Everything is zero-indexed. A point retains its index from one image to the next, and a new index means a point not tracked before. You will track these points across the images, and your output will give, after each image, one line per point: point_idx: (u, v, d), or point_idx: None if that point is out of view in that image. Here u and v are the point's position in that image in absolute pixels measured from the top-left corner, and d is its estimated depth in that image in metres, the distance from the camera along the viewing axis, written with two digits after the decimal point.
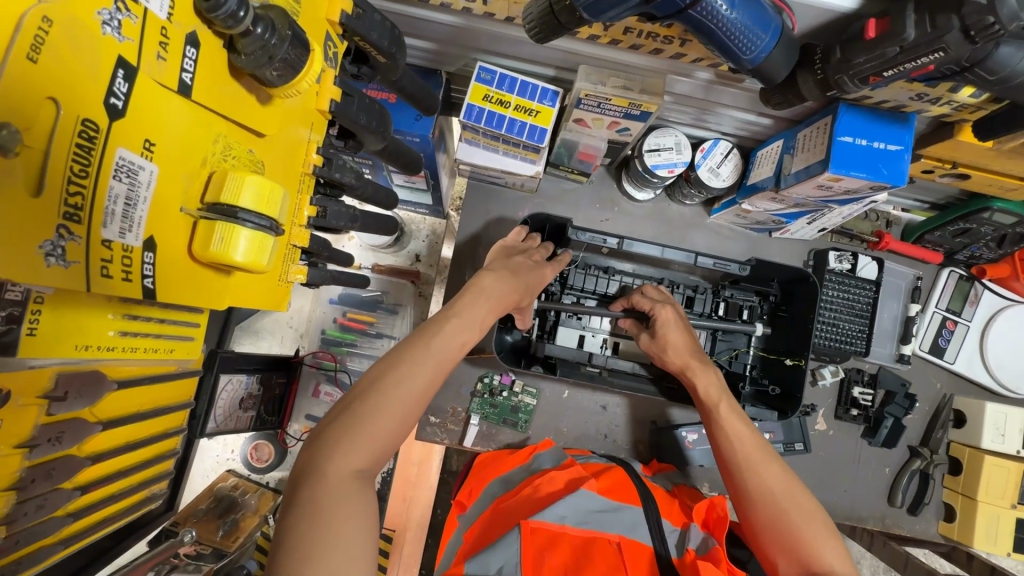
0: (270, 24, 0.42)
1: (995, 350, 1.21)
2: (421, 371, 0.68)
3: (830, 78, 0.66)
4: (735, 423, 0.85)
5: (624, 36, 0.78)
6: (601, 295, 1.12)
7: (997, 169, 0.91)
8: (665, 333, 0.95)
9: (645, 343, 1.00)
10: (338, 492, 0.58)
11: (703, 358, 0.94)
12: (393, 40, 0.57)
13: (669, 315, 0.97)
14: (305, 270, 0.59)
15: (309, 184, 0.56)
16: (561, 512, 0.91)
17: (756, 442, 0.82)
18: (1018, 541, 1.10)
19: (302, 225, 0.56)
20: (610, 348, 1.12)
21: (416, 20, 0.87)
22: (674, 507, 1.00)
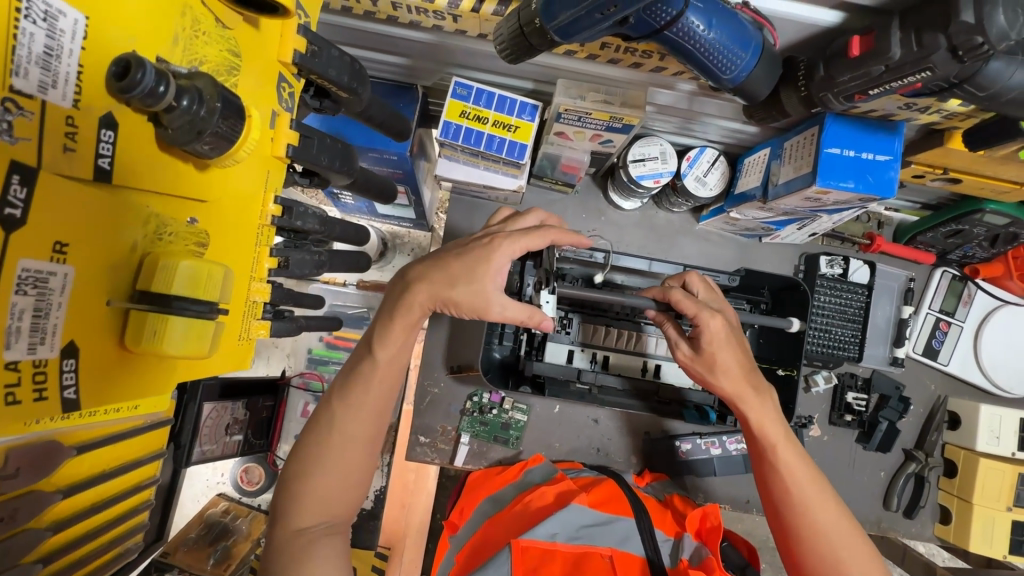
0: (197, 95, 0.39)
1: (990, 351, 1.19)
2: (341, 419, 0.67)
3: (814, 96, 0.63)
4: (798, 467, 0.75)
5: (601, 52, 0.75)
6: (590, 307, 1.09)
7: (988, 174, 0.89)
8: (715, 354, 0.78)
9: (687, 357, 0.82)
10: (287, 559, 0.62)
11: (757, 380, 0.79)
12: (355, 76, 0.55)
13: (720, 328, 0.78)
14: (267, 326, 0.56)
15: (268, 237, 0.54)
16: (552, 530, 0.90)
17: (812, 480, 0.75)
18: (1015, 543, 1.09)
19: (261, 279, 0.54)
20: (600, 363, 1.10)
21: (387, 38, 0.84)
22: (667, 518, 0.98)
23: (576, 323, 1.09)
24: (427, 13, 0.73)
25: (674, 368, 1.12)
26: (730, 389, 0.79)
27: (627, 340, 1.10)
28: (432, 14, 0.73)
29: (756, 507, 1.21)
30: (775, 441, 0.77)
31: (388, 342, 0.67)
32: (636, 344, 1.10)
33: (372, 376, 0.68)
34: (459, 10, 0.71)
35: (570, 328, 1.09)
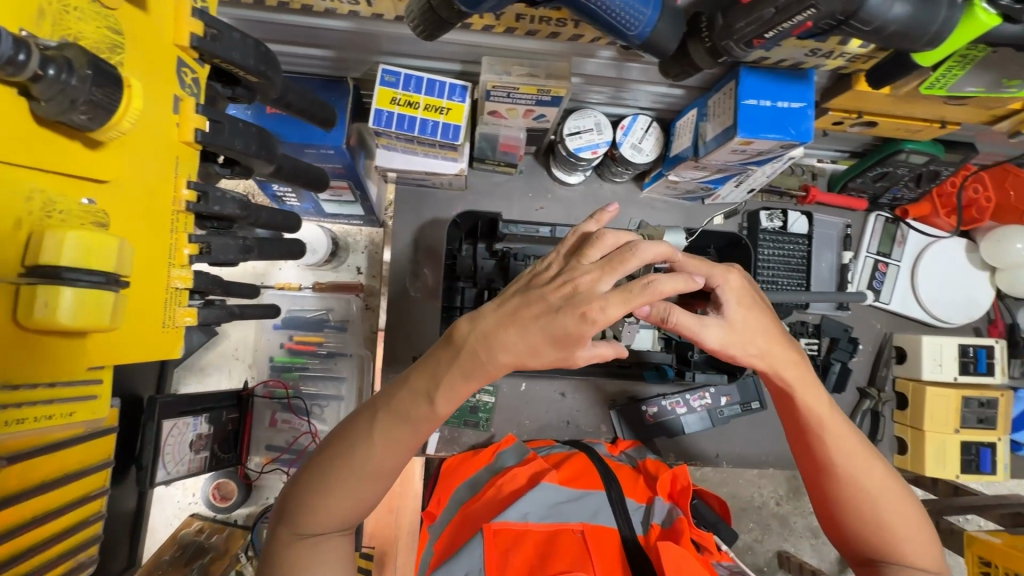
0: (65, 65, 0.40)
1: (927, 286, 1.24)
2: (371, 450, 0.63)
3: (717, 45, 0.66)
4: (844, 441, 0.74)
5: (518, 23, 0.77)
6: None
7: (899, 114, 0.94)
8: (747, 321, 0.69)
9: (721, 339, 0.68)
10: (291, 562, 0.65)
11: (790, 345, 0.73)
12: (264, 60, 0.55)
13: (738, 288, 0.70)
14: (193, 312, 0.58)
15: (184, 222, 0.55)
16: (523, 510, 0.91)
17: (856, 444, 0.74)
18: (966, 462, 1.15)
19: (183, 265, 0.56)
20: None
21: (306, 29, 0.84)
22: (638, 485, 1.01)
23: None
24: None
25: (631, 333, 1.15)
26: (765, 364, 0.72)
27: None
28: None
29: (726, 460, 1.24)
30: (818, 412, 0.74)
31: (451, 399, 0.61)
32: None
33: (418, 425, 0.63)
34: None
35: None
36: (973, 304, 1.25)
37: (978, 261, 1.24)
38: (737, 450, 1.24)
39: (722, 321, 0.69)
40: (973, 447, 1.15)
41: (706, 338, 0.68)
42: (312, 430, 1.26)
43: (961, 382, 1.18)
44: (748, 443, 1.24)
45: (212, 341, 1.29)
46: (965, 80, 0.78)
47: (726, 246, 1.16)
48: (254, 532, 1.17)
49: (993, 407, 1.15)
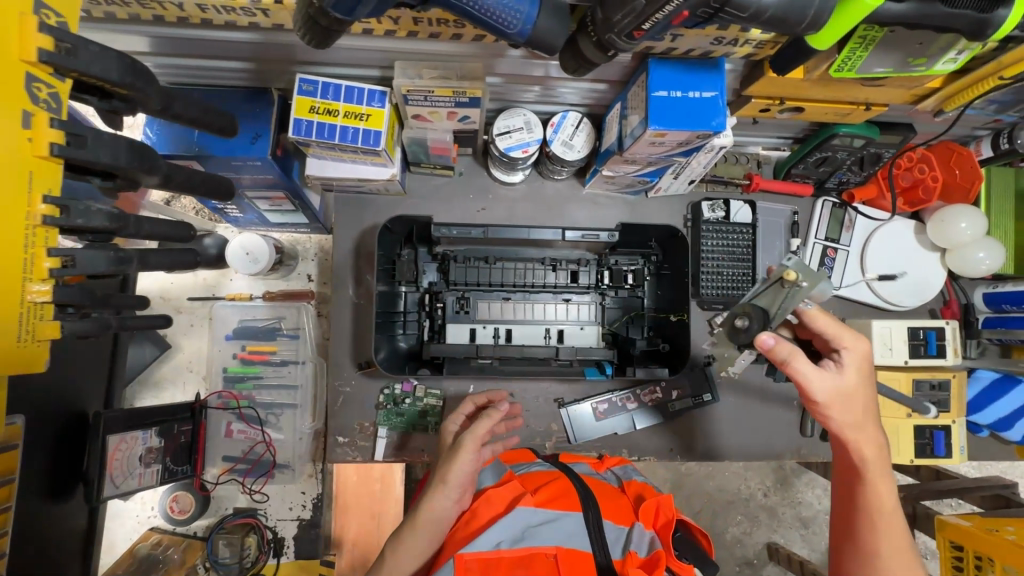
0: None
1: (876, 268, 1.23)
2: (407, 543, 0.91)
3: (602, 39, 0.65)
4: (890, 539, 0.85)
5: (417, 27, 0.77)
6: (485, 286, 1.14)
7: (822, 99, 0.93)
8: (839, 378, 0.85)
9: (828, 387, 0.84)
10: None
11: (870, 414, 0.86)
12: (133, 74, 0.56)
13: (858, 362, 0.86)
14: (57, 327, 0.57)
15: (45, 235, 0.54)
16: (495, 538, 0.87)
17: (892, 506, 0.86)
18: (920, 446, 1.14)
19: (44, 277, 0.54)
20: (503, 339, 1.13)
21: (215, 42, 0.85)
22: (620, 508, 0.96)
23: (473, 301, 1.14)
24: (236, 11, 0.74)
25: (576, 331, 1.15)
26: (850, 439, 0.86)
27: (524, 310, 1.15)
28: (241, 11, 0.74)
29: (681, 454, 1.23)
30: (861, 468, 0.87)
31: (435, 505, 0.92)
32: (532, 313, 1.15)
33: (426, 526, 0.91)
34: (262, 3, 0.72)
35: (469, 309, 1.13)
36: (925, 286, 1.23)
37: (927, 243, 1.23)
38: (691, 443, 1.23)
39: (835, 383, 0.85)
40: (927, 431, 1.14)
41: (817, 390, 0.84)
42: (267, 439, 1.26)
43: (912, 365, 1.16)
44: (703, 436, 1.23)
45: (165, 354, 1.30)
46: (872, 61, 0.77)
47: (666, 237, 1.15)
48: (209, 543, 1.21)
49: (945, 389, 1.15)
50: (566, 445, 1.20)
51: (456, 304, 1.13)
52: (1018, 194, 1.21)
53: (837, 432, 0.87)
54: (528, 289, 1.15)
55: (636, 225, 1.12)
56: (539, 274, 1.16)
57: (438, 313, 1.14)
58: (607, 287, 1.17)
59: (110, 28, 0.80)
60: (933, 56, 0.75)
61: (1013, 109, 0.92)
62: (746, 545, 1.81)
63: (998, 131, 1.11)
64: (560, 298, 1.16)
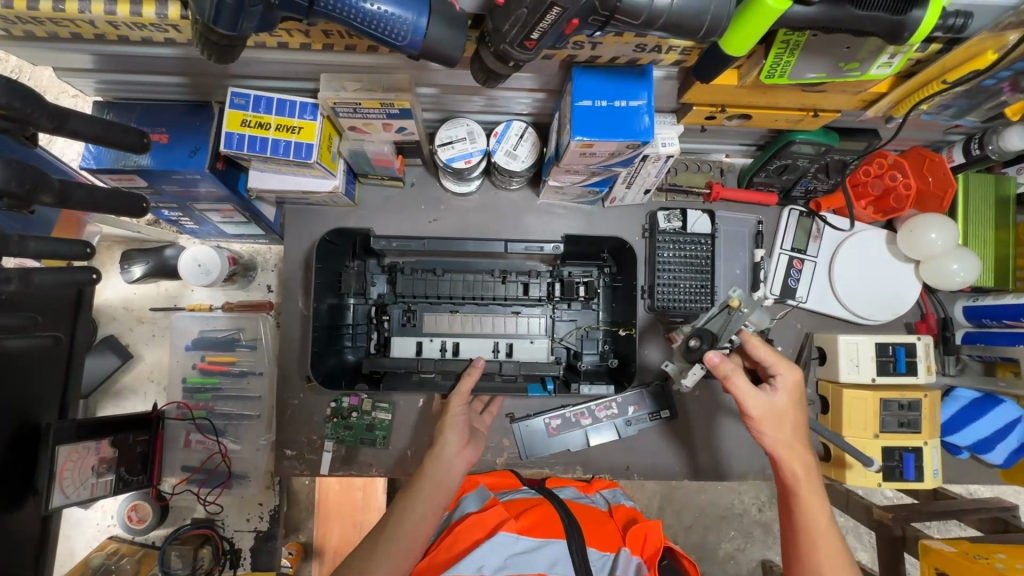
0: None
1: (844, 280, 1.17)
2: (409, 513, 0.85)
3: (498, 49, 0.63)
4: (828, 558, 0.79)
5: (331, 39, 0.76)
6: (433, 298, 1.16)
7: (766, 105, 0.89)
8: (771, 401, 0.83)
9: (759, 409, 0.82)
10: None
11: (803, 441, 0.84)
12: (9, 93, 0.56)
13: (791, 383, 0.84)
14: None
15: None
16: (478, 562, 0.83)
17: (832, 541, 0.81)
18: (889, 469, 1.08)
19: None
20: (450, 352, 1.15)
21: (143, 58, 0.85)
22: (604, 534, 0.94)
23: (419, 314, 1.16)
24: (147, 27, 0.74)
25: (526, 346, 1.16)
26: (784, 458, 0.83)
27: (473, 324, 1.16)
28: (153, 27, 0.74)
29: (638, 472, 1.18)
30: (798, 497, 0.83)
31: (438, 459, 0.92)
32: (481, 326, 1.16)
33: (436, 484, 0.89)
34: (170, 19, 0.72)
35: (415, 322, 1.16)
36: (898, 299, 1.17)
37: (900, 253, 1.16)
38: (648, 461, 1.18)
39: (768, 400, 0.83)
40: (896, 452, 1.08)
41: (750, 404, 0.82)
42: (222, 450, 1.26)
43: (880, 384, 1.11)
44: (662, 454, 1.18)
45: (126, 365, 1.32)
46: (804, 66, 0.72)
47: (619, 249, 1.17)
48: (162, 553, 1.21)
49: (914, 410, 1.08)
50: (517, 461, 1.17)
51: (401, 316, 1.16)
52: (999, 202, 1.14)
53: (771, 451, 0.84)
54: (478, 303, 1.17)
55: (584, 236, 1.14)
56: (491, 286, 1.16)
57: (384, 324, 1.17)
58: (560, 300, 1.19)
59: (36, 46, 0.81)
60: (865, 61, 0.70)
61: (972, 114, 0.86)
62: (739, 563, 1.75)
63: (968, 136, 1.06)
64: (510, 311, 1.18)
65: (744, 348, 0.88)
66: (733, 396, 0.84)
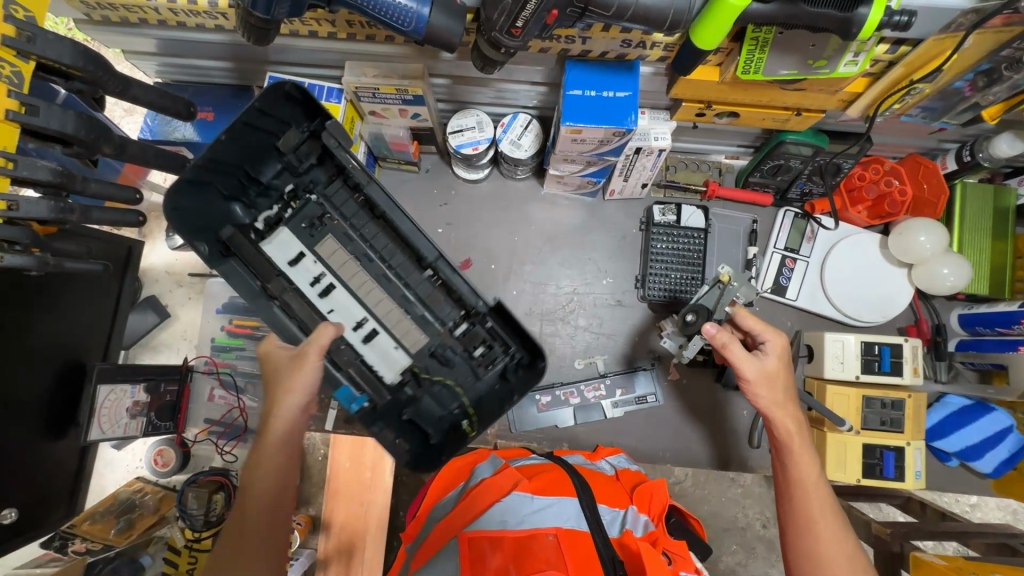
0: None
1: (835, 281, 1.20)
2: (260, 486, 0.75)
3: (490, 37, 0.72)
4: (819, 506, 0.84)
5: (354, 29, 0.87)
6: (352, 230, 0.96)
7: (750, 103, 0.96)
8: (765, 361, 0.91)
9: (751, 368, 0.90)
10: None
11: (792, 400, 0.91)
12: (85, 58, 0.68)
13: (780, 347, 0.92)
14: None
15: None
16: (498, 518, 0.88)
17: (824, 496, 0.86)
18: (869, 467, 1.09)
19: None
20: (315, 285, 0.94)
21: (197, 43, 0.99)
22: (611, 493, 0.98)
23: (325, 230, 0.95)
24: (202, 15, 0.87)
25: (386, 346, 0.94)
26: (777, 416, 0.89)
27: (360, 281, 0.94)
28: (206, 15, 0.87)
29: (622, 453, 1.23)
30: (789, 454, 0.88)
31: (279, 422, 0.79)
32: (371, 292, 0.95)
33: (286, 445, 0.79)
34: (220, 8, 0.85)
35: (315, 235, 0.95)
36: (891, 303, 1.19)
37: (894, 258, 1.19)
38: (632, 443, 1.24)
39: (760, 363, 0.91)
40: (877, 450, 1.09)
41: (745, 368, 0.90)
42: (241, 405, 1.38)
43: (865, 381, 1.12)
44: (644, 438, 1.25)
45: (163, 323, 1.46)
46: (776, 63, 0.78)
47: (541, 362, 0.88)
48: (180, 494, 1.27)
49: (898, 409, 1.10)
50: (506, 433, 1.24)
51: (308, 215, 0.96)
52: (998, 212, 1.14)
53: (765, 411, 0.91)
54: (385, 269, 0.96)
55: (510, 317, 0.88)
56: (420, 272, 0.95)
57: (287, 211, 0.97)
58: (449, 338, 0.96)
59: (112, 30, 0.95)
60: (832, 58, 0.76)
61: (950, 116, 0.91)
62: None
63: (963, 144, 1.09)
64: (404, 308, 0.95)
65: (736, 319, 0.97)
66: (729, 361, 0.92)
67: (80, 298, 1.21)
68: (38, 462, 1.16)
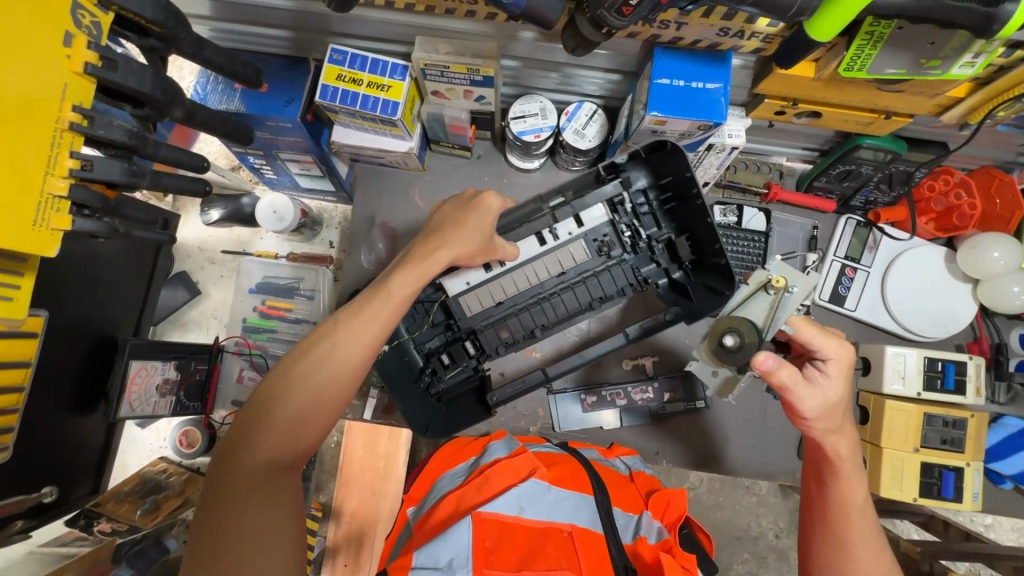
0: None
1: (897, 292, 1.17)
2: (334, 353, 0.69)
3: (595, 15, 0.68)
4: (861, 529, 0.82)
5: (433, 1, 0.82)
6: (563, 281, 1.05)
7: (836, 102, 0.91)
8: (826, 380, 0.80)
9: (806, 398, 0.78)
10: (238, 498, 0.60)
11: (846, 419, 0.83)
12: (167, 14, 0.63)
13: (844, 368, 0.81)
14: (69, 222, 0.61)
15: (66, 141, 0.59)
16: (517, 504, 0.87)
17: (868, 519, 0.83)
18: (926, 486, 1.06)
19: (62, 177, 0.59)
20: (547, 232, 1.03)
21: (260, 10, 0.94)
22: (627, 495, 0.97)
23: (592, 259, 1.03)
24: None
25: (470, 276, 1.02)
26: (830, 442, 0.82)
27: (527, 276, 1.02)
28: None
29: (666, 458, 1.20)
30: (837, 477, 0.83)
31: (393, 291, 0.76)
32: (529, 274, 1.03)
33: (381, 313, 0.74)
34: None
35: (596, 249, 1.03)
36: (952, 318, 1.16)
37: (958, 272, 1.15)
38: (677, 448, 1.20)
39: (822, 392, 0.79)
40: (935, 469, 1.06)
41: (806, 405, 0.79)
42: None
43: (925, 399, 1.09)
44: (693, 442, 1.20)
45: (194, 300, 1.41)
46: (884, 61, 0.75)
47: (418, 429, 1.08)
48: None
49: (959, 428, 1.07)
50: (549, 432, 1.21)
51: (611, 239, 1.03)
52: None
53: (818, 438, 0.82)
54: (540, 299, 1.06)
55: (461, 420, 1.09)
56: (535, 322, 1.07)
57: (624, 228, 1.02)
58: (445, 332, 1.09)
59: None
60: (948, 58, 0.72)
61: None
62: None
63: None
64: (495, 302, 1.05)
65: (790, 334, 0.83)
66: (785, 396, 0.80)
67: (112, 269, 1.16)
68: (63, 437, 1.12)
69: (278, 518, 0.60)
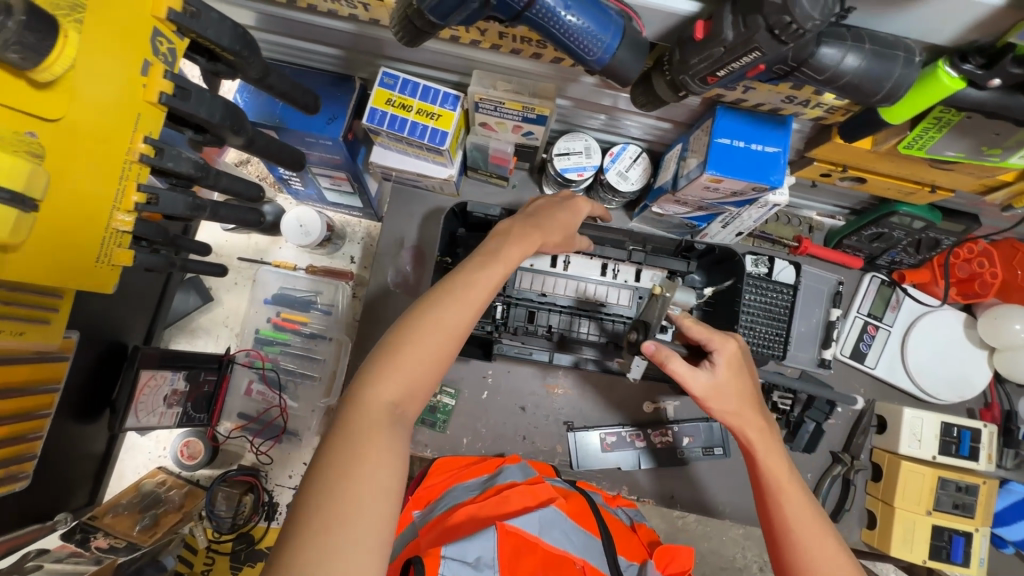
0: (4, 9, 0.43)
1: (917, 354, 1.19)
2: (456, 300, 0.66)
3: (676, 79, 0.67)
4: (798, 515, 0.74)
5: (501, 41, 0.81)
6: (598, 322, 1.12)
7: (883, 172, 0.93)
8: (717, 365, 0.80)
9: (683, 373, 0.79)
10: (354, 430, 0.57)
11: (751, 400, 0.80)
12: (242, 43, 0.61)
13: (732, 356, 0.81)
14: (131, 256, 0.62)
15: (138, 173, 0.59)
16: (536, 523, 0.86)
17: (805, 503, 0.75)
18: (935, 548, 1.08)
19: (129, 209, 0.59)
20: (612, 266, 1.12)
21: (314, 27, 0.91)
22: (631, 545, 0.95)
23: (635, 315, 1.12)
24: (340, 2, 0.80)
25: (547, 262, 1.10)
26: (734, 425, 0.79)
27: (577, 290, 1.11)
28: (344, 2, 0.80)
29: (681, 502, 1.21)
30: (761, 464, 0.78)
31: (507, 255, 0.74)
32: (592, 291, 1.11)
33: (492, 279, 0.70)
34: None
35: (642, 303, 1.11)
36: (968, 383, 1.19)
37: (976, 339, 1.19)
38: (691, 493, 1.21)
39: (707, 377, 0.79)
40: (945, 532, 1.08)
41: (692, 386, 0.79)
42: (283, 404, 1.30)
43: (939, 462, 1.11)
44: (709, 487, 1.21)
45: (205, 307, 1.37)
46: (945, 143, 0.76)
47: None
48: (209, 494, 1.21)
49: (971, 494, 1.09)
50: (566, 469, 1.20)
51: None
52: None
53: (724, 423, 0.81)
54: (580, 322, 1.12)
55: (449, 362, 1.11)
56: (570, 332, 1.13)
57: None
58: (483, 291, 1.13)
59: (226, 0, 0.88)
60: (1009, 148, 0.74)
61: None
62: None
63: None
64: (541, 292, 1.10)
65: (682, 329, 0.84)
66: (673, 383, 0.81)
67: (127, 274, 1.11)
68: (63, 448, 1.07)
69: (387, 454, 0.56)
